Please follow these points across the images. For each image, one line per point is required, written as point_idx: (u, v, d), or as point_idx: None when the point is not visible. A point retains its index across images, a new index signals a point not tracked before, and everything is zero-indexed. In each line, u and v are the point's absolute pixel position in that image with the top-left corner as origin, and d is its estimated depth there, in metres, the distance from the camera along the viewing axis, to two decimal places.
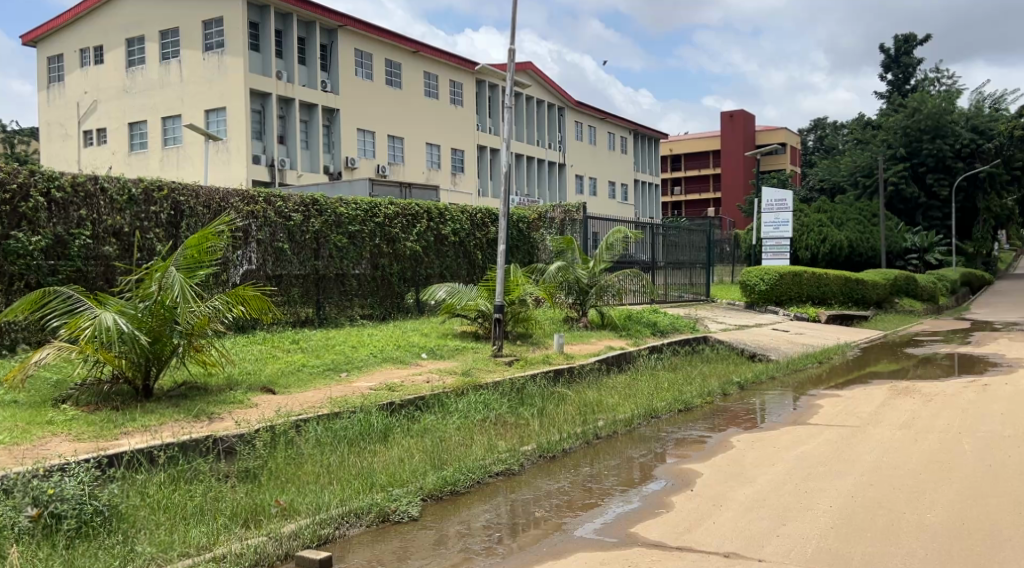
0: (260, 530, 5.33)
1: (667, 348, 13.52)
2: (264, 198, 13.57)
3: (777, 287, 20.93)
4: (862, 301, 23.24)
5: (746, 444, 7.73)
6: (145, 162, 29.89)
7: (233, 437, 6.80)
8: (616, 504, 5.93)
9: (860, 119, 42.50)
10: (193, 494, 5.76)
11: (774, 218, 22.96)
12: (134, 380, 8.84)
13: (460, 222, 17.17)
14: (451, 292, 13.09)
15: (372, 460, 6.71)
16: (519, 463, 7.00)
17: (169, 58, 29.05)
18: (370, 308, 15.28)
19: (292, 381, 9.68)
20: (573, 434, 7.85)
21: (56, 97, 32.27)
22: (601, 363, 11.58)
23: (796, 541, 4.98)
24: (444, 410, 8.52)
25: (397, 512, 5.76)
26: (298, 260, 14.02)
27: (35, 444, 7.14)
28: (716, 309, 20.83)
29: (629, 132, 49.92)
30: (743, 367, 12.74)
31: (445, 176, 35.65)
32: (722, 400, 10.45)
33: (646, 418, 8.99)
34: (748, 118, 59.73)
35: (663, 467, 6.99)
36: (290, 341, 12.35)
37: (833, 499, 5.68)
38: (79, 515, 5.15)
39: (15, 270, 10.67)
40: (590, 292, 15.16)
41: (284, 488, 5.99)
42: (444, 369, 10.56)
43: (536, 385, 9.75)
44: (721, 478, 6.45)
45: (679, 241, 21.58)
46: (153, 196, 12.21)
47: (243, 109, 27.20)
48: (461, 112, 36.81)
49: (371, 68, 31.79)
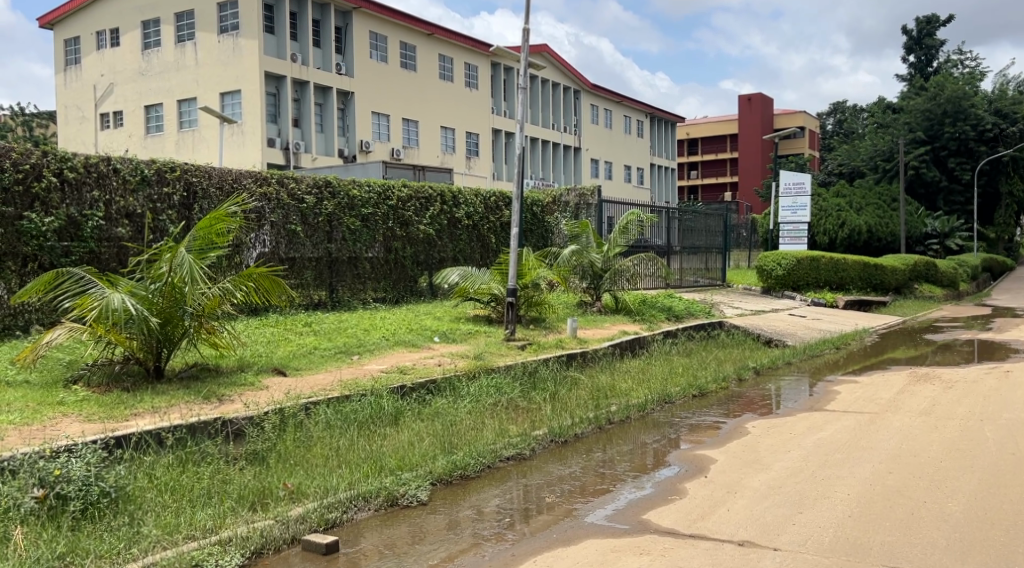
0: (266, 513, 5.26)
1: (682, 332, 13.40)
2: (276, 180, 13.50)
3: (794, 272, 20.73)
4: (881, 287, 22.98)
5: (761, 430, 7.62)
6: (161, 145, 29.93)
7: (243, 419, 6.74)
8: (628, 491, 5.83)
9: (881, 102, 41.98)
10: (200, 476, 5.70)
11: (792, 202, 22.68)
12: (145, 361, 8.81)
13: (474, 205, 17.06)
14: (465, 275, 12.99)
15: (383, 443, 6.64)
16: (530, 448, 6.91)
17: (185, 41, 29.00)
18: (383, 292, 15.25)
19: (303, 363, 9.65)
20: (586, 419, 7.76)
21: (73, 80, 32.31)
22: (615, 347, 11.47)
23: (813, 530, 4.86)
24: (455, 394, 8.44)
25: (405, 497, 5.69)
26: (311, 243, 13.97)
27: (46, 424, 7.13)
28: (732, 294, 20.67)
29: (645, 115, 49.51)
30: (759, 353, 12.60)
31: (460, 160, 35.53)
32: (737, 386, 10.32)
33: (659, 404, 8.88)
34: (767, 101, 59.11)
35: (676, 453, 6.89)
36: (302, 324, 12.31)
37: (850, 487, 5.55)
38: (85, 497, 5.09)
39: (29, 251, 10.67)
40: (604, 277, 15.03)
41: (292, 472, 5.92)
42: (456, 353, 10.48)
43: (548, 369, 9.66)
44: (736, 465, 6.34)
45: (696, 225, 21.38)
46: (166, 177, 12.16)
47: (258, 92, 27.13)
48: (476, 94, 36.60)
49: (386, 51, 31.62)
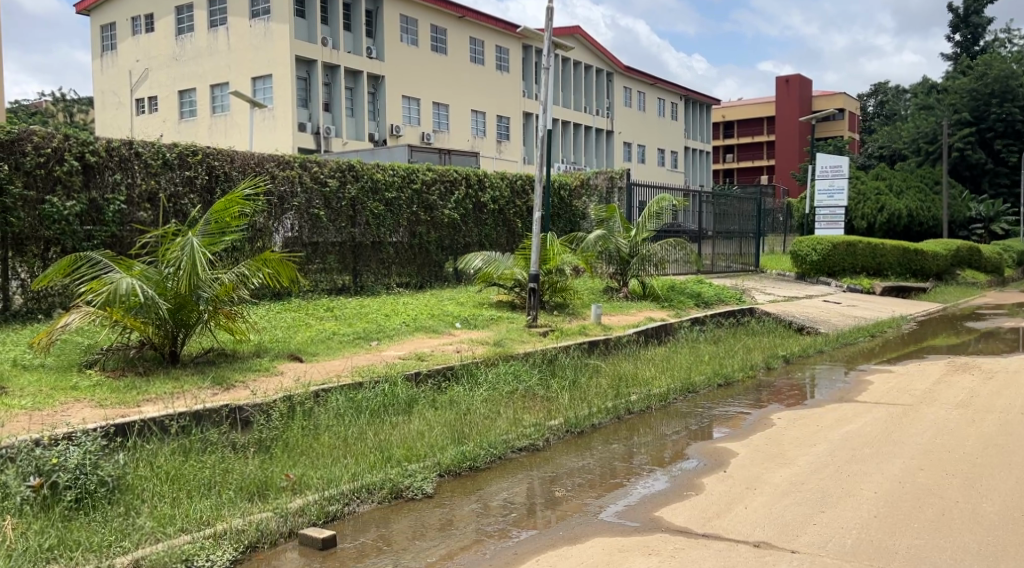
0: (265, 505, 5.10)
1: (710, 319, 13.06)
2: (300, 163, 13.33)
3: (829, 258, 20.21)
4: (921, 273, 22.34)
5: (787, 422, 7.31)
6: (194, 130, 30.05)
7: (251, 407, 6.59)
8: (642, 485, 5.58)
9: (923, 82, 40.90)
10: (203, 465, 5.55)
11: (829, 185, 22.06)
12: (161, 345, 8.73)
13: (500, 189, 16.81)
14: (488, 260, 12.77)
15: (392, 432, 6.45)
16: (544, 439, 6.68)
17: (217, 26, 29.01)
18: (407, 277, 15.11)
19: (321, 349, 9.50)
20: (603, 409, 7.51)
21: (109, 66, 32.56)
22: (639, 335, 11.18)
23: (836, 531, 4.58)
24: (472, 381, 8.24)
25: (410, 489, 5.49)
26: (334, 227, 13.83)
27: (57, 409, 7.04)
28: (765, 279, 20.22)
29: (680, 98, 48.76)
30: (791, 341, 12.21)
31: (490, 144, 35.23)
32: (765, 374, 10.00)
33: (682, 393, 8.61)
34: (805, 83, 57.87)
35: (696, 445, 6.61)
36: (324, 308, 12.19)
37: (877, 486, 5.24)
38: (82, 486, 4.96)
39: (52, 235, 10.64)
40: (631, 263, 14.72)
41: (296, 462, 5.75)
42: (476, 339, 10.27)
43: (569, 356, 9.41)
44: (758, 459, 6.05)
45: (730, 209, 20.91)
46: (188, 160, 12.05)
47: (288, 76, 27.07)
48: (507, 78, 36.25)
49: (417, 34, 31.37)
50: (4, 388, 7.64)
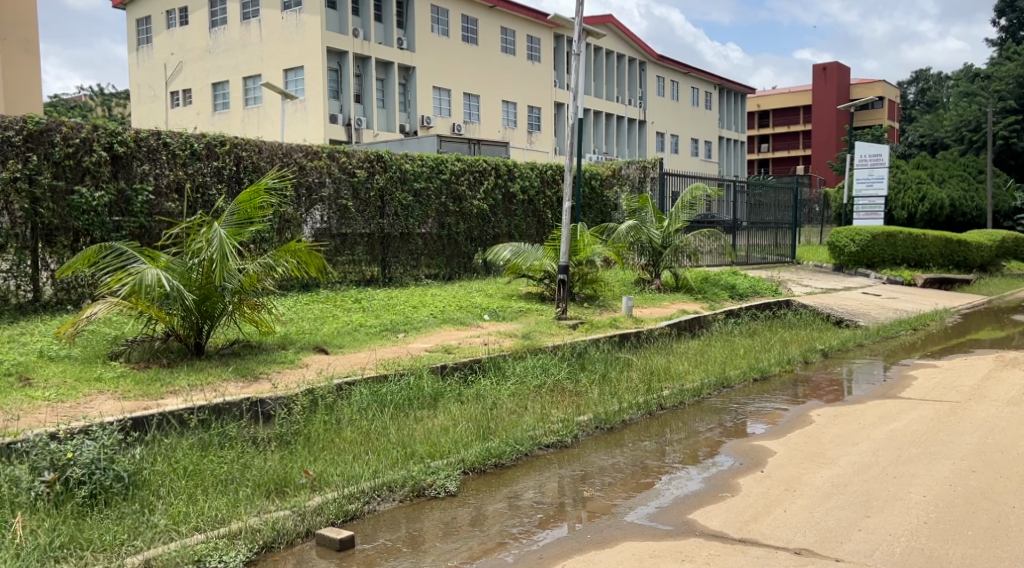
0: (283, 502, 4.94)
1: (745, 312, 12.72)
2: (328, 154, 13.17)
3: (869, 249, 19.71)
4: (964, 264, 21.71)
5: (827, 419, 7.01)
6: (228, 122, 30.17)
7: (273, 401, 6.45)
8: (675, 485, 5.33)
9: (966, 69, 39.88)
10: (222, 460, 5.40)
11: (868, 175, 21.52)
12: (186, 337, 8.63)
13: (529, 179, 16.56)
14: (517, 251, 12.54)
15: (416, 427, 6.26)
16: (572, 435, 6.45)
17: (249, 18, 29.03)
18: (436, 268, 14.95)
19: (347, 341, 9.35)
20: (635, 405, 7.27)
21: (144, 59, 32.79)
22: (671, 328, 10.89)
23: (882, 538, 4.30)
24: (500, 375, 8.03)
25: (433, 487, 5.30)
26: (363, 218, 13.68)
27: (80, 401, 6.94)
28: (801, 271, 19.80)
29: (714, 87, 48.04)
30: (829, 334, 11.83)
31: (522, 135, 34.95)
32: (803, 369, 9.67)
33: (716, 388, 8.33)
34: (843, 71, 56.71)
35: (732, 443, 6.35)
36: (352, 300, 12.04)
37: (927, 489, 4.95)
38: (97, 481, 4.83)
39: (80, 226, 10.61)
40: (664, 253, 14.36)
41: (317, 458, 5.58)
42: (504, 332, 10.06)
43: (599, 350, 9.16)
44: (798, 458, 5.77)
45: (766, 200, 20.46)
46: (216, 151, 11.93)
47: (319, 67, 27.02)
48: (539, 68, 35.92)
49: (448, 24, 31.15)
50: (29, 380, 7.59)
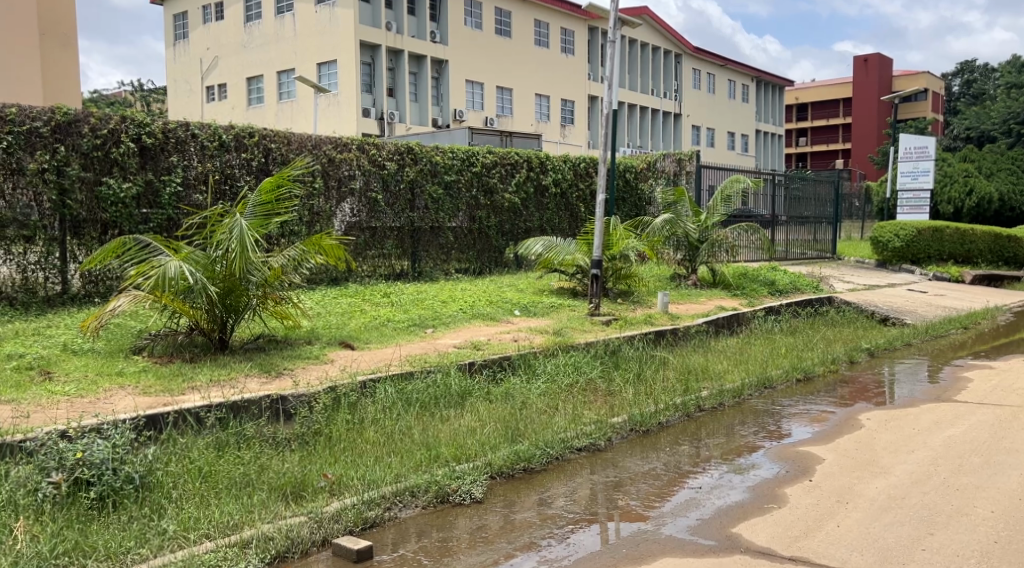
0: (299, 507, 4.68)
1: (786, 308, 12.30)
2: (357, 146, 12.93)
3: (914, 245, 19.16)
4: (1014, 261, 20.94)
5: (877, 423, 6.62)
6: (262, 116, 30.15)
7: (294, 398, 6.17)
8: (716, 494, 5.00)
9: (1013, 61, 38.81)
10: (239, 461, 5.15)
11: (913, 168, 20.86)
12: (209, 331, 8.42)
13: (562, 172, 16.20)
14: (549, 246, 12.18)
15: (441, 427, 5.97)
16: (606, 438, 6.13)
17: (284, 12, 28.97)
18: (467, 262, 14.68)
19: (374, 336, 9.11)
20: (671, 406, 6.92)
21: (181, 54, 32.92)
22: (709, 325, 10.49)
23: (950, 560, 3.99)
24: (530, 373, 7.73)
25: (458, 493, 5.01)
26: (392, 211, 13.45)
27: (100, 396, 6.73)
28: (842, 267, 19.26)
29: (752, 79, 47.18)
30: (875, 332, 11.37)
31: (555, 128, 34.57)
32: (848, 369, 9.25)
33: (757, 389, 7.96)
34: (885, 62, 55.45)
35: (774, 448, 5.99)
36: (381, 294, 11.76)
37: (994, 504, 4.61)
38: (108, 482, 4.60)
39: (108, 218, 10.48)
40: (700, 249, 13.96)
41: (337, 460, 5.31)
42: (535, 328, 9.75)
43: (633, 347, 8.80)
44: (849, 466, 5.41)
45: (806, 194, 19.88)
46: (244, 142, 11.72)
47: (352, 60, 26.87)
48: (573, 60, 35.45)
49: (481, 17, 30.83)
50: (50, 375, 7.41)
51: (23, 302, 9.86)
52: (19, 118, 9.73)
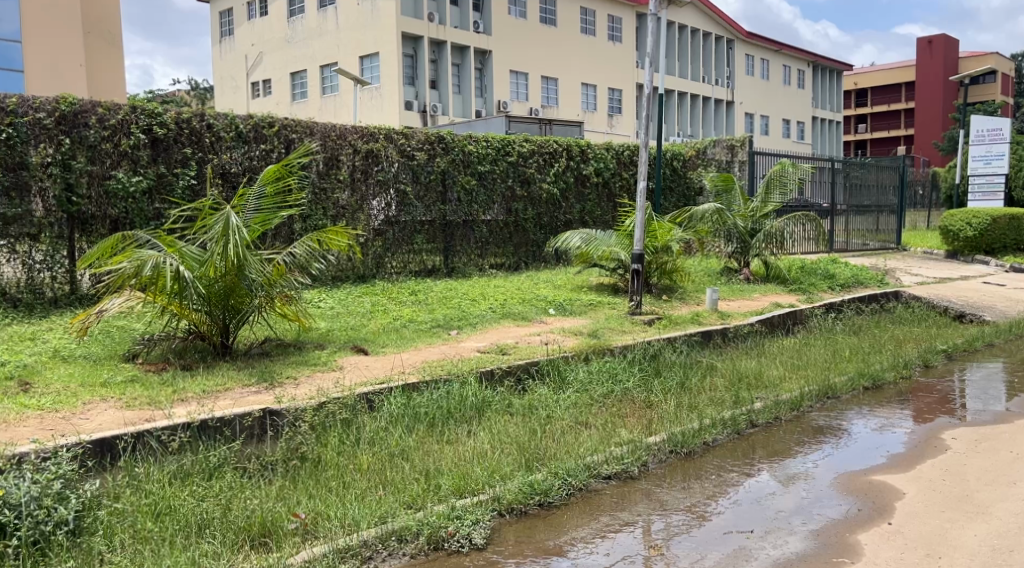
0: (259, 558, 3.88)
1: (848, 306, 11.16)
2: (385, 135, 12.12)
3: (987, 234, 17.69)
4: None
5: (966, 444, 5.58)
6: (304, 111, 29.64)
7: (283, 418, 5.32)
8: (770, 545, 4.08)
9: None
10: (202, 494, 4.34)
11: (986, 151, 19.42)
12: (211, 336, 7.63)
13: (605, 160, 15.20)
14: (587, 239, 11.28)
15: (445, 450, 5.09)
16: (640, 463, 5.18)
17: (326, 5, 28.37)
18: (503, 257, 13.82)
19: (390, 340, 8.27)
20: (719, 422, 5.93)
21: (227, 50, 32.67)
22: (763, 324, 9.48)
23: None
24: (559, 383, 6.79)
25: (454, 538, 4.16)
26: (423, 204, 12.64)
27: (77, 409, 5.94)
28: (909, 258, 17.92)
29: (808, 64, 45.35)
30: (952, 331, 10.16)
31: (602, 118, 33.47)
32: (923, 375, 8.12)
33: (819, 399, 6.93)
34: (950, 44, 52.96)
35: (841, 477, 4.98)
36: (408, 291, 11.03)
37: None
38: (36, 528, 3.84)
39: (117, 213, 9.79)
40: (752, 241, 12.82)
41: (317, 493, 4.47)
42: (569, 329, 8.81)
43: (676, 350, 7.83)
44: (937, 506, 4.44)
45: (868, 180, 18.58)
46: (264, 133, 10.95)
47: (392, 52, 26.18)
48: (622, 48, 34.22)
49: (526, 6, 29.81)
50: (29, 385, 6.60)
51: (28, 304, 9.25)
52: (21, 109, 9.11)
